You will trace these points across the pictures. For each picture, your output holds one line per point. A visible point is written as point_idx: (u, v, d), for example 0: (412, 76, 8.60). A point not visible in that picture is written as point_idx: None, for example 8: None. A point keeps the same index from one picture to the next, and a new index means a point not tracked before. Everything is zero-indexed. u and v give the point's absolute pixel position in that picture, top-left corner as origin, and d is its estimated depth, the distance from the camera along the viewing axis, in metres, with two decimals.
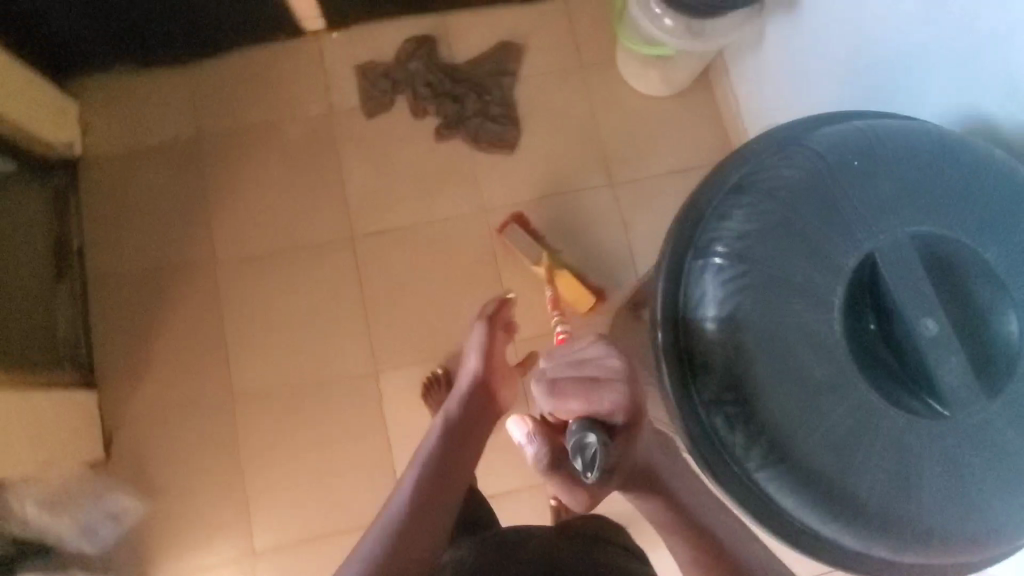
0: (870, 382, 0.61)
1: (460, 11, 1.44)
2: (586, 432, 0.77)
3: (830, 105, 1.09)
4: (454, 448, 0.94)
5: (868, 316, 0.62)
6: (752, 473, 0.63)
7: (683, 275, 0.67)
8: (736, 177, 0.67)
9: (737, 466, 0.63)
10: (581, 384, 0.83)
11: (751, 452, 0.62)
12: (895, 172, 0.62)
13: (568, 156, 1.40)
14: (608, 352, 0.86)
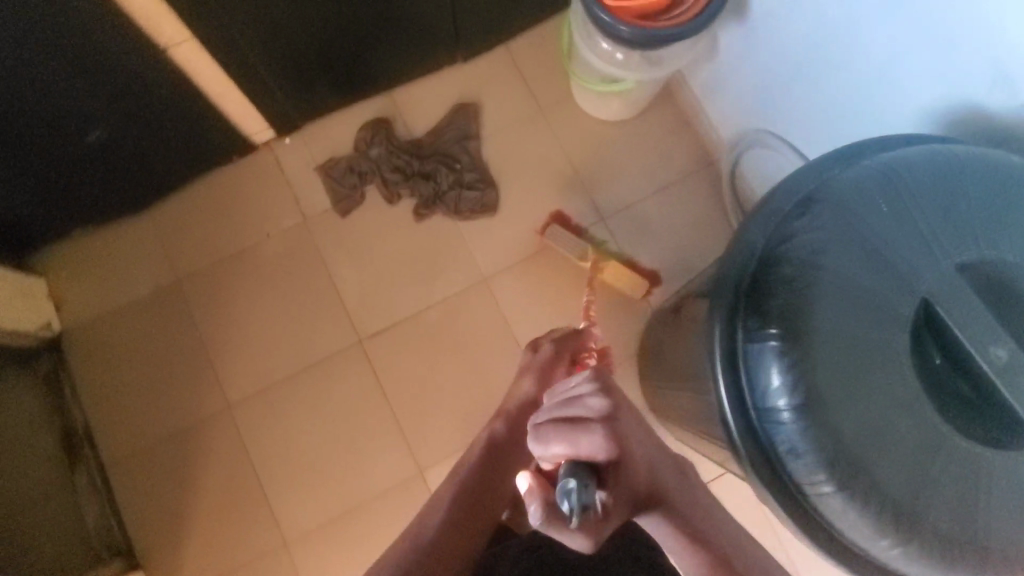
0: (960, 425, 0.59)
1: (407, 86, 1.41)
2: (573, 477, 0.65)
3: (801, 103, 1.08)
4: (483, 478, 0.90)
5: (932, 355, 0.61)
6: (870, 546, 0.61)
7: (739, 357, 0.64)
8: (763, 245, 0.66)
9: (851, 540, 0.61)
10: (564, 424, 0.72)
11: (864, 527, 0.60)
12: (921, 207, 0.62)
13: (552, 202, 1.38)
14: (594, 385, 0.76)
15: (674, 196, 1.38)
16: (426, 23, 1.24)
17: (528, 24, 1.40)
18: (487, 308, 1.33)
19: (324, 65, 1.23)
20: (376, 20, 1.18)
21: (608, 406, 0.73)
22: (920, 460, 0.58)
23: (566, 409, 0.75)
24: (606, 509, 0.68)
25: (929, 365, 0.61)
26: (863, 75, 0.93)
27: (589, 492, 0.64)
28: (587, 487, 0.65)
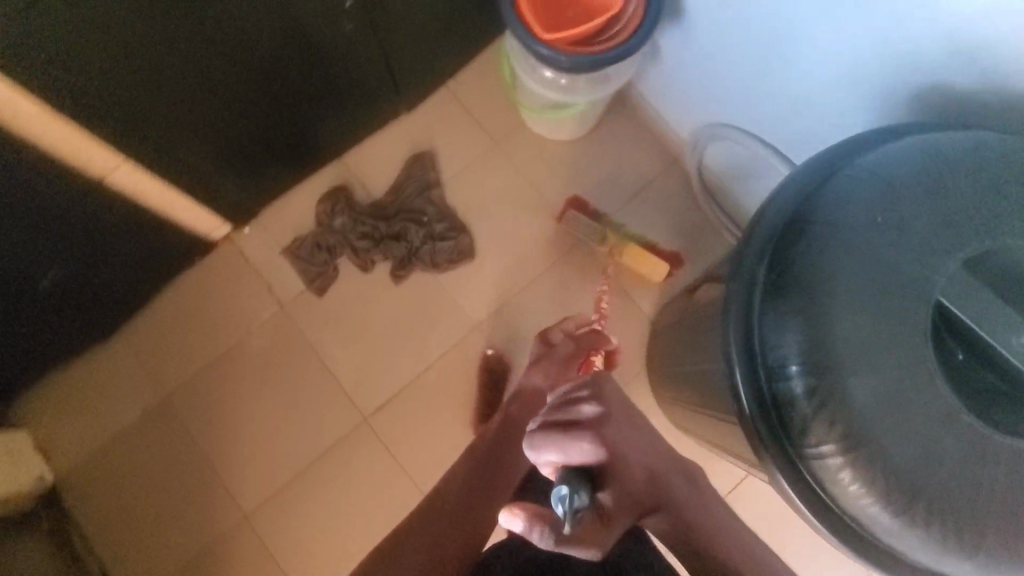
0: (1004, 419, 0.58)
1: (356, 148, 1.37)
2: (565, 482, 0.70)
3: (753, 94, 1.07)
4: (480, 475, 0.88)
5: (954, 350, 0.62)
6: (941, 561, 0.59)
7: (767, 397, 0.64)
8: (763, 275, 0.65)
9: (920, 558, 0.60)
10: (557, 431, 0.77)
11: (931, 545, 0.58)
12: (914, 206, 0.61)
13: (527, 233, 1.35)
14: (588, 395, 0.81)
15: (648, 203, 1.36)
16: (363, 85, 1.21)
17: (465, 61, 1.38)
18: (486, 355, 1.30)
19: (269, 149, 1.19)
20: (312, 94, 1.15)
21: (600, 414, 0.79)
22: (978, 466, 0.56)
23: (559, 416, 0.81)
24: (606, 509, 0.74)
25: (953, 361, 0.62)
26: (813, 60, 0.92)
27: (581, 496, 0.69)
28: (580, 493, 0.69)
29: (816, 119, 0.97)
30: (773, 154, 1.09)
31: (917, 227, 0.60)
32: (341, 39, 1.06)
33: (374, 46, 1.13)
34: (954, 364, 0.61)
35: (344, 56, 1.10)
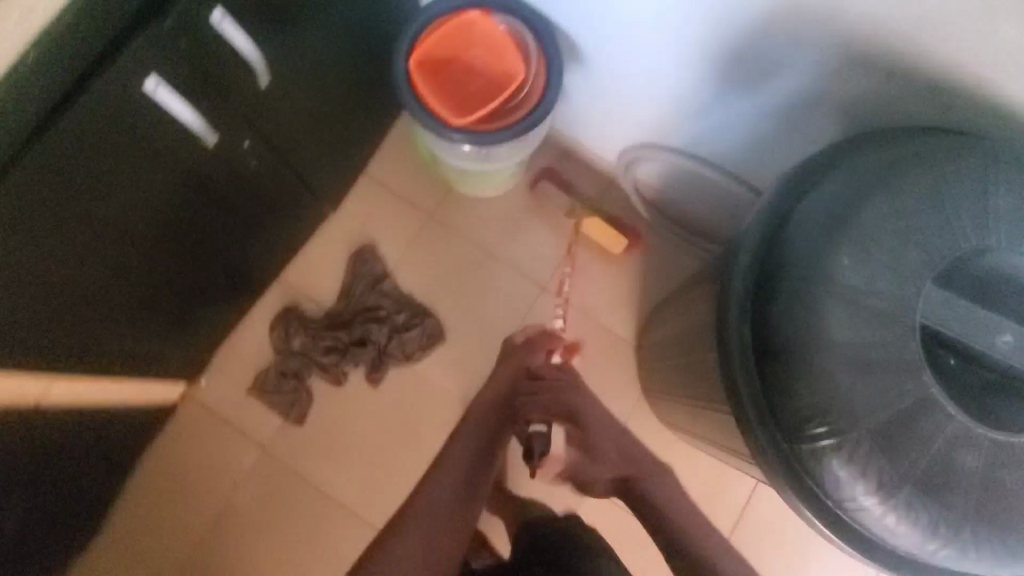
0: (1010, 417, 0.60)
1: (294, 262, 1.31)
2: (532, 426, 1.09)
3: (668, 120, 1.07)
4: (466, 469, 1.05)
5: (946, 357, 0.63)
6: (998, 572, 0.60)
7: (796, 463, 0.62)
8: (750, 338, 0.65)
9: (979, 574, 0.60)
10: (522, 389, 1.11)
11: (985, 561, 0.59)
12: (874, 237, 0.62)
13: (490, 297, 1.32)
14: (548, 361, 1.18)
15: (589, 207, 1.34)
16: (284, 207, 1.15)
17: (376, 144, 1.33)
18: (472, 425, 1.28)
19: (206, 301, 1.12)
20: (236, 237, 1.08)
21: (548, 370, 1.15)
22: (1009, 472, 0.58)
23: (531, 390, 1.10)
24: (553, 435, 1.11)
25: (948, 367, 0.63)
26: (719, 86, 0.93)
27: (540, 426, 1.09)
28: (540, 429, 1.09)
29: (741, 132, 0.98)
30: (704, 165, 1.10)
31: (883, 258, 0.61)
32: (253, 178, 1.00)
33: (286, 168, 1.07)
34: (949, 368, 0.63)
35: (259, 190, 1.04)
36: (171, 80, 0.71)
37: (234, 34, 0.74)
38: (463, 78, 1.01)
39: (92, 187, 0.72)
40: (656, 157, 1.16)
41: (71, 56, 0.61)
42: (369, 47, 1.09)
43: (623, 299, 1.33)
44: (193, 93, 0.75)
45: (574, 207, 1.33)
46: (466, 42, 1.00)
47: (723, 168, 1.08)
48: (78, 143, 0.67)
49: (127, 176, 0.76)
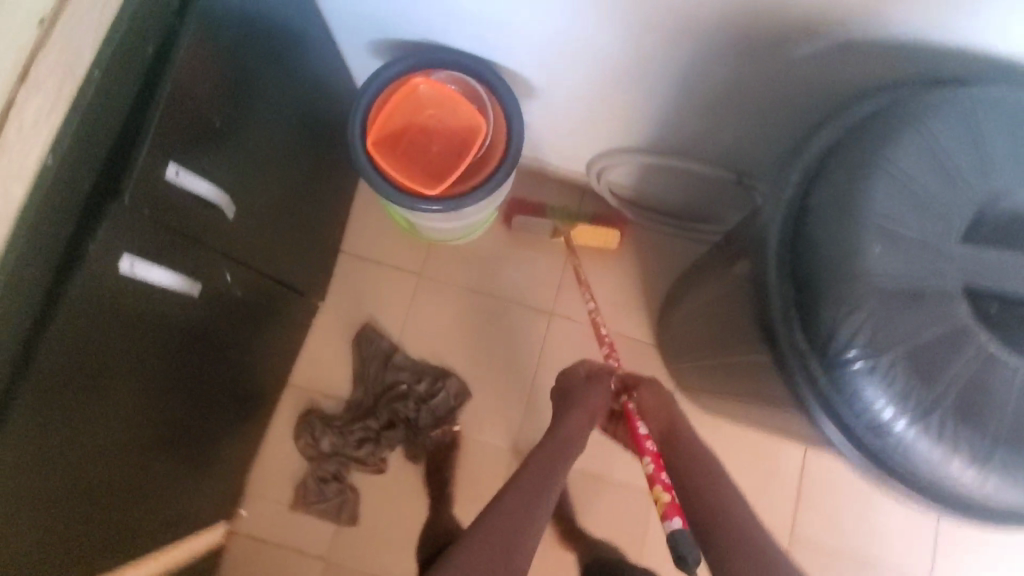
0: None
1: (299, 364, 1.27)
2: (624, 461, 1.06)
3: (631, 126, 1.05)
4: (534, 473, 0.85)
5: (994, 305, 0.64)
6: None
7: (883, 453, 0.61)
8: (805, 344, 0.63)
9: None
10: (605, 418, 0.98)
11: None
12: (893, 216, 0.62)
13: (502, 340, 1.30)
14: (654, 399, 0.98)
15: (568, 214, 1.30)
16: (274, 318, 1.10)
17: (344, 222, 1.29)
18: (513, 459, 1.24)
19: (224, 437, 1.07)
20: (235, 365, 1.03)
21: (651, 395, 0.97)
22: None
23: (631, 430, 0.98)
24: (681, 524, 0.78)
25: (994, 316, 0.63)
26: (675, 88, 0.92)
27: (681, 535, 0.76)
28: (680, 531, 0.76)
29: (709, 125, 0.98)
30: (680, 157, 1.08)
31: (907, 236, 0.61)
32: (238, 305, 0.95)
33: (266, 283, 1.02)
34: (997, 316, 0.63)
35: (247, 312, 1.00)
36: (143, 250, 0.67)
37: (191, 180, 0.71)
38: (422, 142, 0.99)
39: (93, 384, 0.67)
40: (628, 160, 1.14)
41: (33, 267, 0.56)
42: (313, 137, 1.05)
43: (630, 302, 1.33)
44: (167, 251, 0.72)
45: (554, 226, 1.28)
46: (416, 107, 0.96)
47: (697, 156, 1.07)
48: (67, 349, 0.62)
49: (123, 358, 0.71)
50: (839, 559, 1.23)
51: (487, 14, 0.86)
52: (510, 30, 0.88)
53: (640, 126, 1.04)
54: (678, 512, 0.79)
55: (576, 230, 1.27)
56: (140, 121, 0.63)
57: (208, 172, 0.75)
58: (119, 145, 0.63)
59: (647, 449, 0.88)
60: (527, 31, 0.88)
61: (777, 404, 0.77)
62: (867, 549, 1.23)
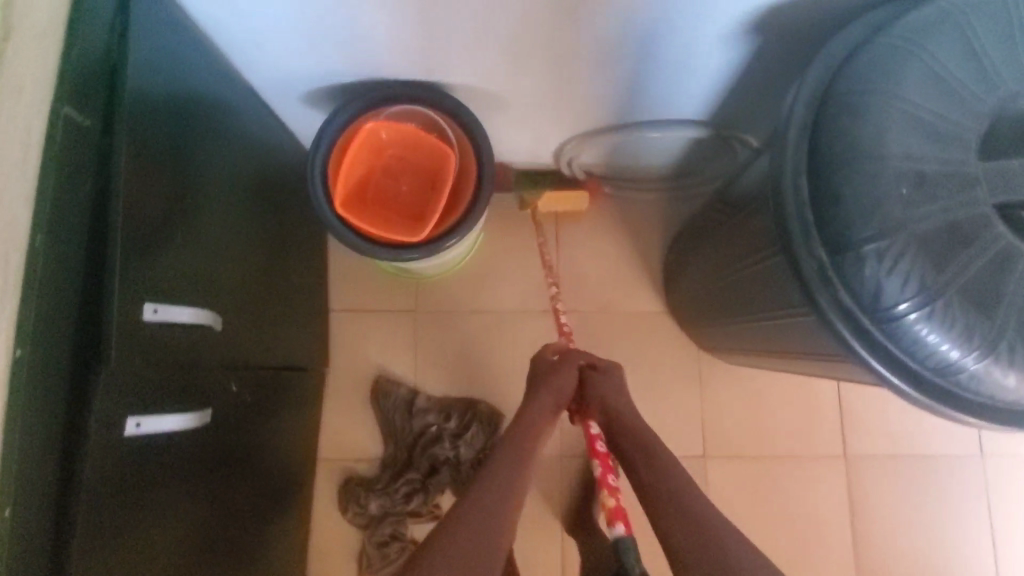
0: None
1: (324, 435, 1.22)
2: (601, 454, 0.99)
3: (590, 112, 0.99)
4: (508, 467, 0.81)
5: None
6: None
7: (961, 390, 0.59)
8: (853, 304, 0.60)
9: None
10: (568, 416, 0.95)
11: None
12: (913, 153, 0.58)
13: (517, 352, 1.27)
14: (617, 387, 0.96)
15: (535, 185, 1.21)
16: (284, 403, 1.04)
17: (325, 280, 1.23)
18: (569, 465, 1.22)
19: (271, 540, 1.01)
20: (263, 446, 0.97)
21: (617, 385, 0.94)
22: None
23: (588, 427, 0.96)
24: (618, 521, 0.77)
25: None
26: (632, 73, 0.86)
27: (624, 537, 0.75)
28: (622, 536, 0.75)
29: (676, 98, 0.93)
30: (650, 129, 1.01)
31: (932, 171, 0.58)
32: (247, 410, 0.89)
33: (266, 374, 0.96)
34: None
35: (258, 410, 0.94)
36: (138, 403, 0.62)
37: (167, 313, 0.66)
38: (391, 184, 0.93)
39: (135, 529, 0.63)
40: (598, 139, 1.07)
41: (39, 433, 0.52)
42: (268, 207, 0.98)
43: (632, 277, 1.30)
44: (164, 392, 0.66)
45: (520, 196, 1.23)
46: (377, 149, 0.92)
47: (672, 125, 1.00)
48: (105, 498, 0.58)
49: (150, 515, 0.66)
50: (897, 466, 1.25)
51: (418, 43, 0.79)
52: (446, 54, 0.82)
53: (599, 110, 0.98)
54: (622, 516, 0.77)
55: (546, 197, 1.20)
56: (101, 241, 0.59)
57: (177, 293, 0.69)
58: (90, 271, 0.59)
59: (594, 452, 0.88)
60: (465, 52, 0.81)
61: (819, 352, 0.76)
62: (918, 448, 1.25)
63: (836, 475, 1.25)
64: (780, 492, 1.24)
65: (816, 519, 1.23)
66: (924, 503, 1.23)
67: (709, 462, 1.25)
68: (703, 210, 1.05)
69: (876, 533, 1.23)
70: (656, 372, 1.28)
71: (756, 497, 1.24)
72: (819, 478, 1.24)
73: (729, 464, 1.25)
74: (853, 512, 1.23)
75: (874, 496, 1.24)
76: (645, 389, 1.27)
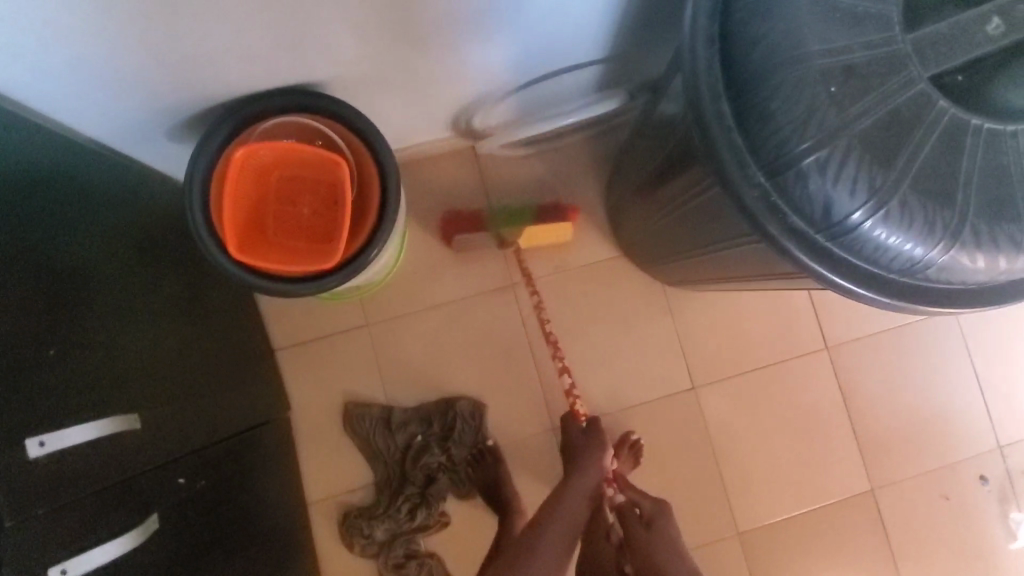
0: None
1: (308, 475, 1.16)
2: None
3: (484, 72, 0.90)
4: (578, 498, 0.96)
5: (981, 65, 0.53)
6: None
7: (930, 283, 0.55)
8: (804, 223, 0.55)
9: None
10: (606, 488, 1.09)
11: None
12: (835, 44, 0.52)
13: (482, 336, 1.20)
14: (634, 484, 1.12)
15: (509, 216, 1.18)
16: (257, 468, 0.98)
17: (261, 321, 1.13)
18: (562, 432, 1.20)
19: None
20: (244, 510, 0.91)
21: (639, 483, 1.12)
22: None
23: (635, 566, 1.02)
24: None
25: (964, 89, 0.53)
26: (517, 23, 0.77)
27: None
28: None
29: (572, 38, 0.84)
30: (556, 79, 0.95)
31: (859, 61, 0.52)
32: (211, 492, 0.83)
33: (223, 446, 0.90)
34: (967, 86, 0.53)
35: (225, 488, 0.88)
36: (28, 560, 0.54)
37: (58, 441, 0.59)
38: (288, 208, 0.82)
39: None
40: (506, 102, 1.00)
41: None
42: (161, 268, 0.87)
43: (579, 228, 1.23)
44: (79, 526, 0.61)
45: (499, 236, 1.17)
46: (258, 174, 0.80)
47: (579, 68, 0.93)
48: None
49: None
50: (879, 344, 1.25)
51: (266, 45, 0.68)
52: (304, 49, 0.71)
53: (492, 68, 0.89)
54: None
55: (525, 234, 1.16)
56: None
57: (65, 413, 0.61)
58: None
59: None
60: (323, 43, 0.71)
61: (775, 273, 0.71)
62: (895, 321, 1.25)
63: (823, 370, 1.24)
64: (774, 402, 1.24)
65: (812, 414, 1.24)
66: (911, 373, 1.25)
67: (700, 392, 1.23)
68: (632, 149, 0.97)
69: (872, 414, 1.24)
70: (626, 319, 1.23)
71: (752, 413, 1.23)
72: (806, 376, 1.24)
73: (718, 386, 1.24)
74: (846, 401, 1.24)
75: (862, 378, 1.24)
76: (620, 339, 1.23)
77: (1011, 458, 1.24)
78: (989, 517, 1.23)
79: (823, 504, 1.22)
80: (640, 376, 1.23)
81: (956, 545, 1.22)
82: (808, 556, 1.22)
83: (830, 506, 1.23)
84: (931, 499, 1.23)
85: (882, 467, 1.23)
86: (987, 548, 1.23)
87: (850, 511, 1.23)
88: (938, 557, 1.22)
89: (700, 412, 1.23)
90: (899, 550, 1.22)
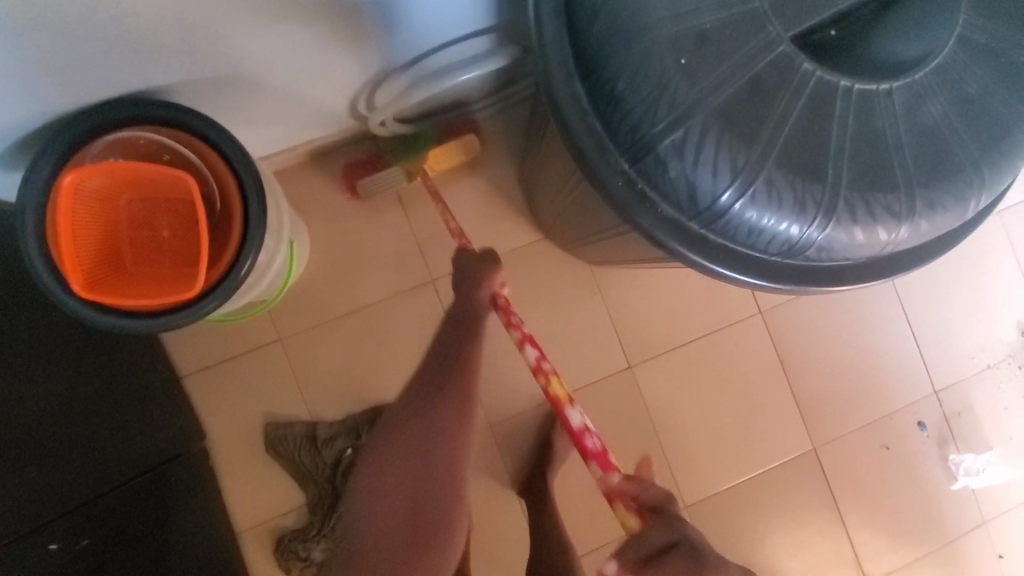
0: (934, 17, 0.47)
1: (236, 501, 1.10)
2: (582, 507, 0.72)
3: (353, 57, 0.81)
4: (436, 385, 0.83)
5: (849, 16, 0.46)
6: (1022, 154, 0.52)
7: (812, 260, 0.51)
8: (674, 210, 0.50)
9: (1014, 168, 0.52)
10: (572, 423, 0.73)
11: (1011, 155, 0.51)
12: (683, 7, 0.46)
13: (403, 337, 1.14)
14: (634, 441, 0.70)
15: (408, 146, 1.07)
16: (177, 502, 0.94)
17: (160, 348, 1.06)
18: (498, 427, 1.15)
19: None
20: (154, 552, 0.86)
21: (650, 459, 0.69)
22: (970, 79, 0.49)
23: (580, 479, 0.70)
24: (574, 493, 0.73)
25: (836, 46, 0.47)
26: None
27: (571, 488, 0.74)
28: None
29: (443, 13, 0.76)
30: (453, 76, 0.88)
31: (712, 24, 0.46)
32: (101, 544, 0.80)
33: (128, 488, 0.86)
34: (841, 43, 0.47)
35: (122, 534, 0.83)
36: None
37: None
38: (146, 234, 0.74)
39: None
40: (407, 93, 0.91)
41: None
42: (32, 311, 0.79)
43: (497, 214, 1.16)
44: None
45: (405, 170, 1.08)
46: (104, 198, 0.71)
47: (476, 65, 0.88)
48: None
49: None
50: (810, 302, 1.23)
51: (75, 52, 0.60)
52: (120, 52, 0.62)
53: (362, 52, 0.81)
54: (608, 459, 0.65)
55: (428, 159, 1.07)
56: None
57: None
58: None
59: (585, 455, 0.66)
60: (145, 42, 0.62)
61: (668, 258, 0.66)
62: None
63: (758, 334, 1.22)
64: (710, 371, 1.21)
65: (750, 379, 1.22)
66: (843, 327, 1.23)
67: (635, 370, 1.20)
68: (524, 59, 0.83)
69: (808, 371, 1.23)
70: (554, 304, 1.18)
71: (690, 384, 1.21)
72: (741, 340, 1.22)
73: (653, 362, 1.21)
74: (783, 362, 1.23)
75: (797, 338, 1.23)
76: (550, 324, 1.19)
77: (946, 400, 1.25)
78: (930, 461, 1.24)
79: (771, 467, 1.22)
80: (572, 360, 1.19)
81: (898, 490, 1.23)
82: (757, 520, 1.21)
83: (774, 468, 1.22)
84: (871, 449, 1.23)
85: (822, 423, 1.23)
86: (928, 493, 1.24)
87: (793, 470, 1.22)
88: (883, 506, 1.23)
89: (638, 388, 1.20)
90: (845, 502, 1.23)
